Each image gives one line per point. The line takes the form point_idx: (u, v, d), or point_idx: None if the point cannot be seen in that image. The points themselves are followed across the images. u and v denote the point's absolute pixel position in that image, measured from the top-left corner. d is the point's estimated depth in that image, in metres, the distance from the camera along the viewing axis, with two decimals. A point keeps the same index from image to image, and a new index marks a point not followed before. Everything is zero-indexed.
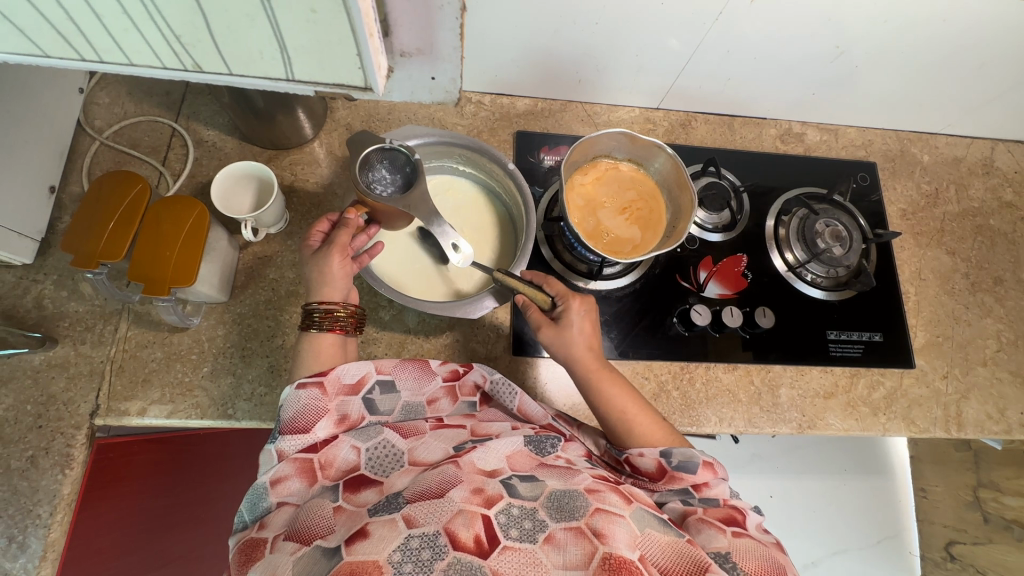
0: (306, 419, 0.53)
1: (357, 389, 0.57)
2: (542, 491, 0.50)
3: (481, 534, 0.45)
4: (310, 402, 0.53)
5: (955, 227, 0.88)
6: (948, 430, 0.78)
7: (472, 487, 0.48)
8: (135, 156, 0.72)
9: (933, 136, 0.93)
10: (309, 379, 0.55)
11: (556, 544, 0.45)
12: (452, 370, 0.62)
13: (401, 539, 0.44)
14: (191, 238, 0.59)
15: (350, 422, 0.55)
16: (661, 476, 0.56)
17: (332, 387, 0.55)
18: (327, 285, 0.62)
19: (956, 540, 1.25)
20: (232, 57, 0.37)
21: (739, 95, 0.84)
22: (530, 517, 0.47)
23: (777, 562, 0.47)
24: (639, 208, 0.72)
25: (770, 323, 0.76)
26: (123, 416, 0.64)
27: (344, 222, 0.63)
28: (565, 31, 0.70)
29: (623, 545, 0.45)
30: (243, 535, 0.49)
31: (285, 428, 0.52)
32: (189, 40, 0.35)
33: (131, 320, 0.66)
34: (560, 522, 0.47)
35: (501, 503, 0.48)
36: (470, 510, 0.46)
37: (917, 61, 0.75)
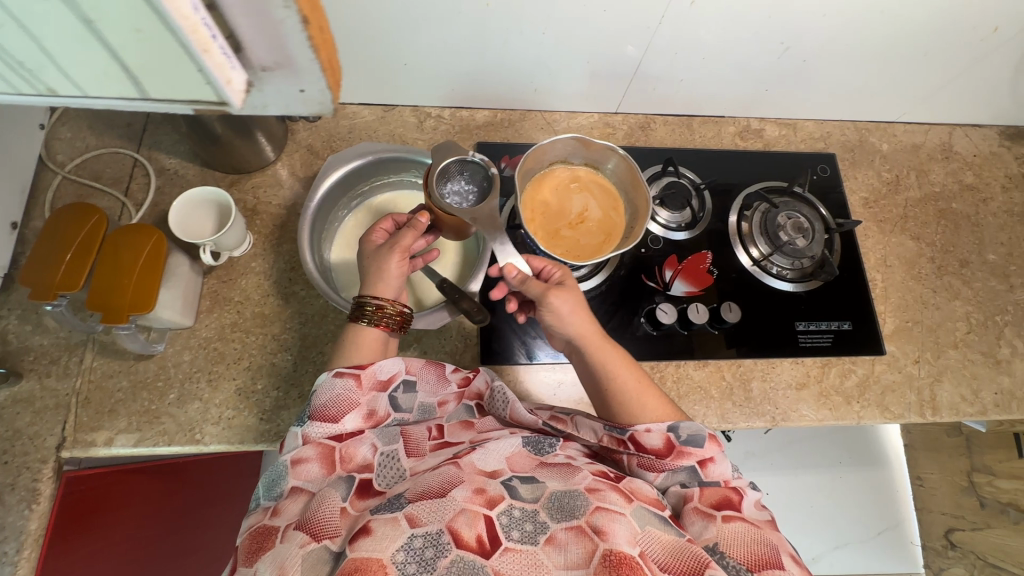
0: (337, 409, 0.53)
1: (386, 386, 0.57)
2: (542, 492, 0.51)
3: (483, 534, 0.47)
4: (344, 393, 0.53)
5: (918, 212, 0.89)
6: (923, 415, 0.78)
7: (474, 487, 0.50)
8: (97, 188, 0.73)
9: (891, 126, 0.94)
10: (347, 370, 0.55)
11: (557, 545, 0.47)
12: (464, 376, 0.63)
13: (404, 538, 0.45)
14: (149, 264, 0.60)
15: (377, 418, 0.55)
16: (670, 453, 0.53)
17: (366, 381, 0.55)
18: (380, 280, 0.61)
19: (956, 528, 1.29)
20: (91, 83, 0.31)
21: (693, 96, 0.85)
22: (531, 519, 0.49)
23: (768, 545, 0.46)
24: (564, 208, 0.72)
25: (736, 317, 0.76)
26: (90, 447, 0.63)
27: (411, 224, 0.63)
28: (514, 42, 0.72)
29: (623, 541, 0.45)
30: (252, 521, 0.49)
31: (314, 413, 0.52)
32: (34, 65, 0.30)
33: (96, 350, 0.67)
34: (561, 522, 0.48)
35: (503, 504, 0.49)
36: (472, 510, 0.48)
37: (867, 48, 0.76)
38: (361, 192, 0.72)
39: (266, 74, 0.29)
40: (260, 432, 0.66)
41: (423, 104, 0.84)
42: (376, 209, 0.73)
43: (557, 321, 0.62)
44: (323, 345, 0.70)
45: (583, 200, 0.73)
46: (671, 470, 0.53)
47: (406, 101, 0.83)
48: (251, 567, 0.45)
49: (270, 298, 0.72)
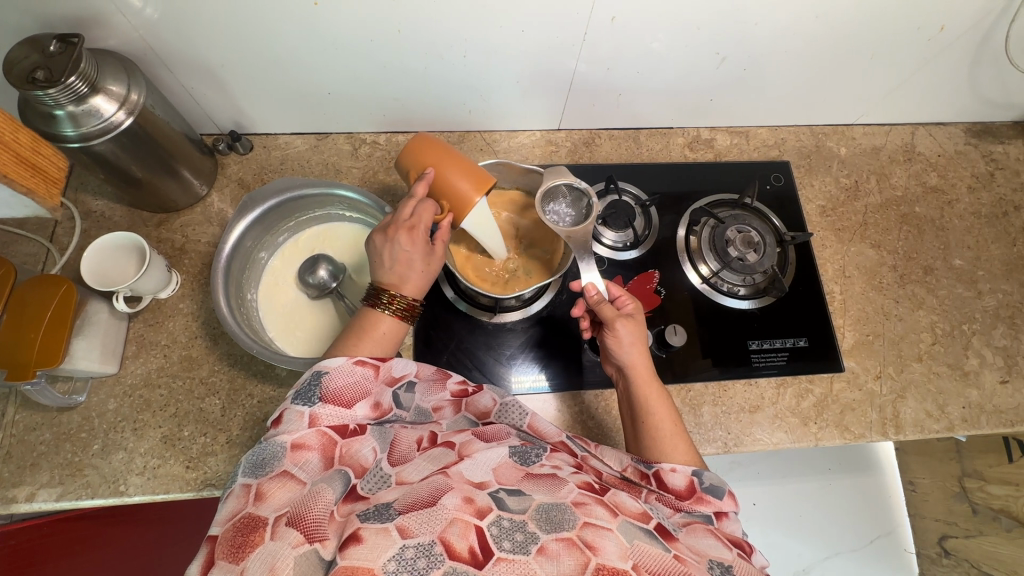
0: (351, 393, 0.52)
1: (395, 382, 0.57)
2: (530, 504, 0.46)
3: (475, 545, 0.41)
4: (362, 379, 0.53)
5: (878, 219, 0.85)
6: (885, 433, 0.74)
7: (463, 495, 0.45)
8: (20, 235, 0.71)
9: (850, 128, 0.91)
10: (368, 359, 0.55)
11: (549, 556, 0.41)
12: (464, 388, 0.61)
13: (395, 549, 0.40)
14: (57, 316, 0.58)
15: (381, 412, 0.55)
16: (689, 496, 0.55)
17: (382, 374, 0.56)
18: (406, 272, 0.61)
19: (950, 535, 1.23)
20: None
21: (636, 108, 0.82)
22: (521, 529, 0.43)
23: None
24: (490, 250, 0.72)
25: (682, 341, 0.72)
26: (11, 504, 0.62)
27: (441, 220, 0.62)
28: (438, 64, 0.70)
29: (615, 558, 0.42)
30: (234, 507, 0.45)
31: (326, 395, 0.51)
32: None
33: (18, 403, 0.65)
34: (551, 533, 0.43)
35: (492, 515, 0.44)
36: (462, 520, 0.43)
37: (808, 52, 0.73)
38: (288, 228, 0.71)
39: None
40: (186, 481, 0.64)
41: (358, 130, 0.82)
42: (304, 245, 0.72)
43: (617, 346, 0.64)
44: (252, 387, 0.69)
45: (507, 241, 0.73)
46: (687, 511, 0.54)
47: (339, 128, 0.81)
48: (237, 565, 0.40)
49: (198, 340, 0.70)
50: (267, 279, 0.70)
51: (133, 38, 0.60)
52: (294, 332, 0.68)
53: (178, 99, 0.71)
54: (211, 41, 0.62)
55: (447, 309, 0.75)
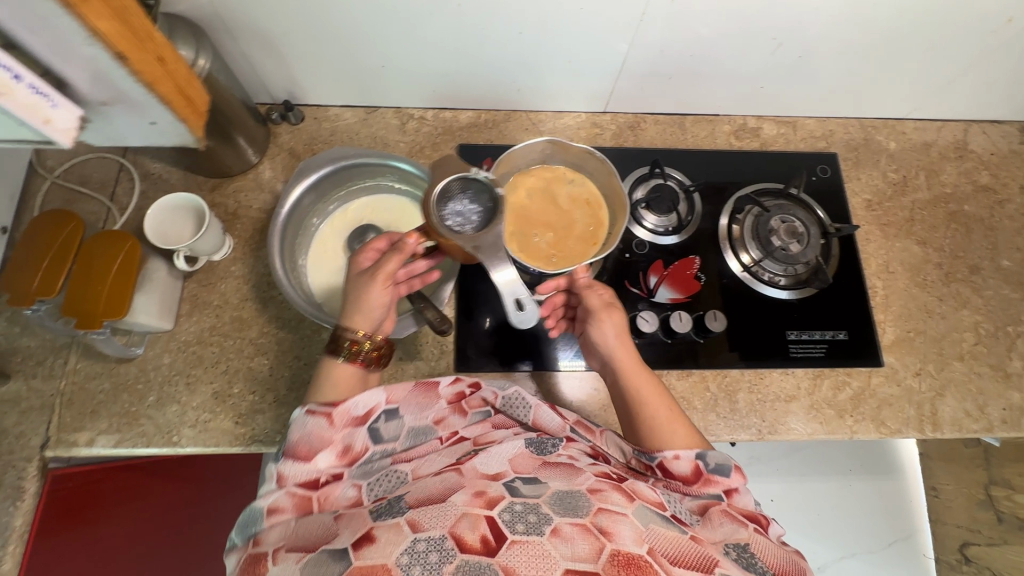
0: (308, 447, 0.52)
1: (364, 419, 0.56)
2: (545, 490, 0.48)
3: (487, 533, 0.43)
4: (316, 431, 0.53)
5: (926, 215, 0.84)
6: (922, 431, 0.74)
7: (474, 490, 0.47)
8: (83, 193, 0.74)
9: (900, 122, 0.89)
10: (319, 406, 0.54)
11: (563, 539, 0.43)
12: (458, 392, 0.62)
13: (408, 542, 0.42)
14: (123, 270, 0.61)
15: (353, 454, 0.54)
16: (696, 480, 0.54)
17: (341, 419, 0.54)
18: (362, 310, 0.59)
19: (971, 542, 1.19)
20: None
21: (685, 93, 0.82)
22: (534, 511, 0.45)
23: (794, 565, 0.48)
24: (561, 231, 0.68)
25: (721, 327, 0.72)
26: (72, 447, 0.65)
27: (400, 248, 0.60)
28: (492, 42, 0.70)
29: (629, 541, 0.43)
30: (238, 560, 0.47)
31: (287, 452, 0.52)
32: None
33: (79, 353, 0.68)
34: (565, 517, 0.45)
35: (503, 502, 0.46)
36: (473, 513, 0.45)
37: (865, 41, 0.71)
38: (338, 197, 0.73)
39: (104, 107, 0.41)
40: (235, 436, 0.67)
41: (406, 106, 0.83)
42: (353, 214, 0.73)
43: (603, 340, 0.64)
44: (298, 350, 0.71)
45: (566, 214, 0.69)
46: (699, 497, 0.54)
47: (387, 102, 0.82)
48: None
49: (248, 302, 0.72)
50: (315, 246, 0.71)
51: (201, 4, 0.62)
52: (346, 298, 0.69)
53: (237, 66, 0.73)
54: (275, 11, 0.63)
55: (487, 284, 0.76)
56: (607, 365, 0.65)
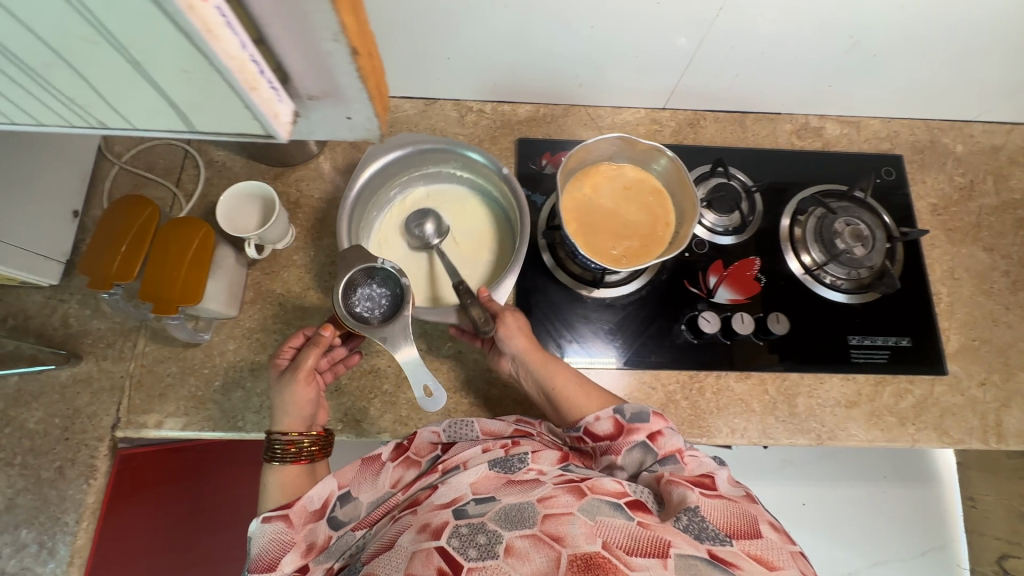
0: (272, 554, 0.53)
1: (322, 512, 0.57)
2: (491, 507, 0.49)
3: (442, 564, 0.43)
4: (275, 536, 0.54)
5: (993, 221, 0.82)
6: (986, 441, 0.72)
7: (420, 527, 0.49)
8: (150, 179, 0.75)
9: (968, 125, 0.87)
10: (273, 513, 0.56)
11: (518, 556, 0.43)
12: (395, 446, 0.63)
13: None
14: (198, 258, 0.61)
15: (317, 546, 0.55)
16: (620, 434, 0.58)
17: (297, 518, 0.56)
18: (289, 413, 0.62)
19: (1010, 554, 1.16)
20: (136, 116, 0.32)
21: (749, 91, 0.80)
22: (481, 531, 0.46)
23: (743, 515, 0.47)
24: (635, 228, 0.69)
25: (783, 330, 0.72)
26: (141, 429, 0.67)
27: (315, 341, 0.62)
28: (561, 36, 0.69)
29: (583, 541, 0.43)
30: None
31: (252, 568, 0.53)
32: (84, 102, 0.32)
33: (148, 336, 0.70)
34: (514, 531, 0.45)
35: (449, 528, 0.47)
36: (423, 550, 0.45)
37: (945, 43, 0.69)
38: (401, 182, 0.73)
39: (311, 102, 0.31)
40: None
41: (465, 98, 0.83)
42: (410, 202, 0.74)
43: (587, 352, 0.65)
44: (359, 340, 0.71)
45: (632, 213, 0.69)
46: (626, 449, 0.57)
47: (447, 95, 0.82)
48: None
49: (309, 291, 0.73)
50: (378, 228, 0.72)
51: None
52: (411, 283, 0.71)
53: None
54: None
55: (546, 279, 0.75)
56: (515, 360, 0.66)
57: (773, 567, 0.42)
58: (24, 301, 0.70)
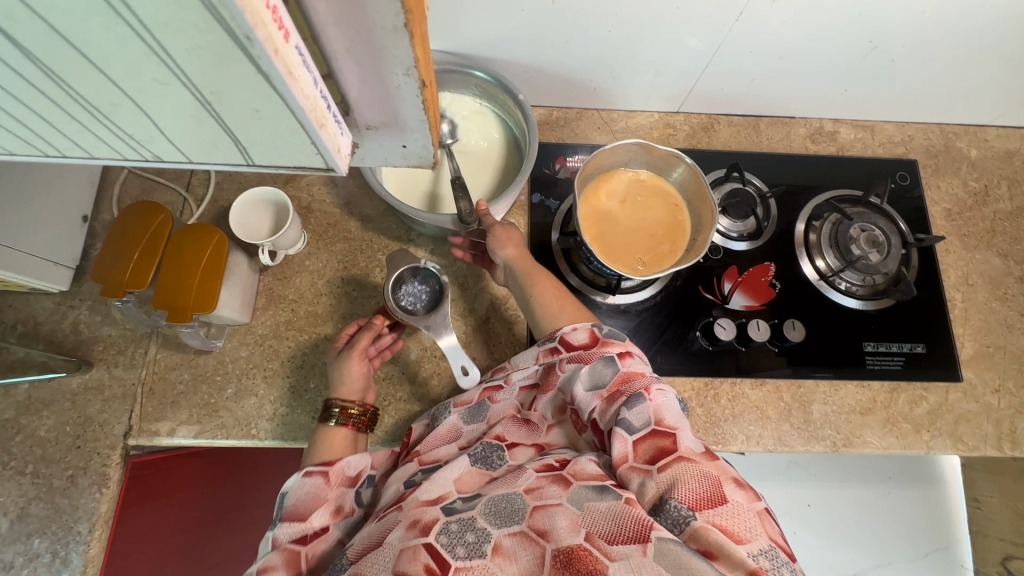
0: (304, 507, 0.52)
1: (354, 482, 0.57)
2: (478, 502, 0.49)
3: (430, 563, 0.43)
4: (312, 489, 0.53)
5: (1008, 227, 0.81)
6: (1000, 448, 0.72)
7: (409, 523, 0.47)
8: (160, 183, 0.74)
9: (982, 129, 0.86)
10: (314, 468, 0.55)
11: (506, 556, 0.44)
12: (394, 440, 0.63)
13: None
14: (212, 265, 0.61)
15: (343, 512, 0.54)
16: (594, 343, 0.57)
17: (336, 477, 0.55)
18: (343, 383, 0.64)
19: (1015, 555, 1.16)
20: (194, 151, 0.30)
21: (764, 95, 0.80)
22: (471, 529, 0.46)
23: (707, 478, 0.43)
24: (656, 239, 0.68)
25: (799, 336, 0.72)
26: (154, 437, 0.66)
27: (369, 326, 0.66)
28: (578, 40, 0.68)
29: (566, 534, 0.43)
30: None
31: (283, 515, 0.51)
32: (143, 137, 0.29)
33: (159, 343, 0.69)
34: (502, 528, 0.45)
35: (438, 525, 0.46)
36: (410, 547, 0.45)
37: (964, 49, 0.69)
38: None
39: (370, 132, 0.31)
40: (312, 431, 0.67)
41: None
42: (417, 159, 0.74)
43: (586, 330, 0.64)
44: None
45: (645, 222, 0.69)
46: (593, 360, 0.55)
47: None
48: None
49: (322, 297, 0.72)
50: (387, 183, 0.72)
51: None
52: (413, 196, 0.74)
53: None
54: None
55: (560, 285, 0.75)
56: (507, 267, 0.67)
57: (739, 540, 0.40)
58: (33, 307, 0.69)
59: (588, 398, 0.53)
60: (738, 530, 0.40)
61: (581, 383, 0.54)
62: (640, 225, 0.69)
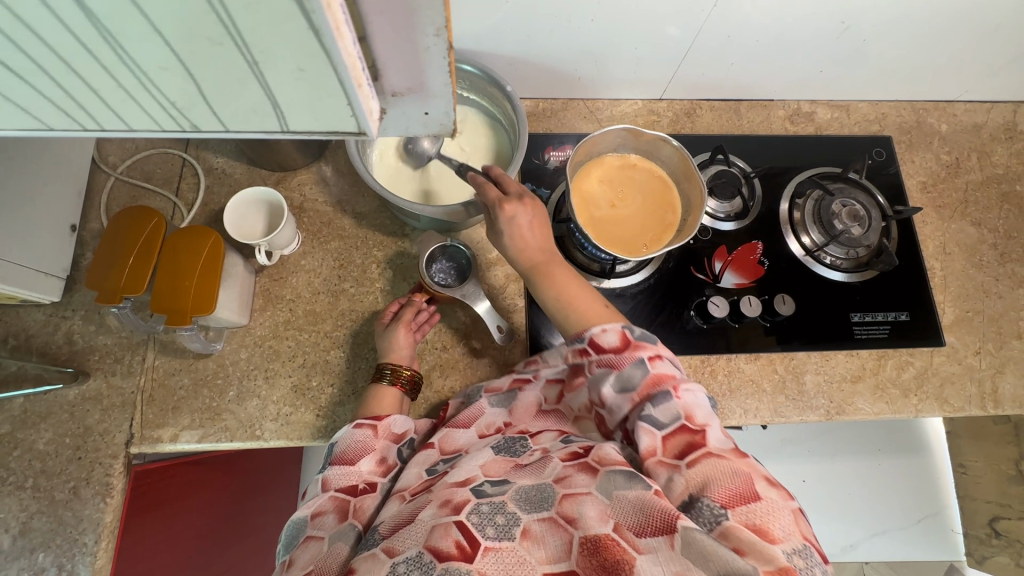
0: (353, 455, 0.56)
1: (400, 439, 0.60)
2: (509, 488, 0.50)
3: (462, 540, 0.44)
4: (361, 439, 0.57)
5: (979, 196, 0.85)
6: (984, 407, 0.75)
7: (440, 501, 0.48)
8: (149, 189, 0.74)
9: (951, 104, 0.90)
10: (365, 420, 0.59)
11: (535, 539, 0.45)
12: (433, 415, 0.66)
13: (386, 569, 0.43)
14: (209, 266, 0.61)
15: (387, 466, 0.58)
16: (626, 348, 0.54)
17: (382, 431, 0.59)
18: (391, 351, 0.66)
19: (999, 516, 1.18)
20: (234, 118, 0.30)
21: (743, 79, 0.82)
22: (501, 512, 0.47)
23: (739, 479, 0.43)
24: (653, 220, 0.70)
25: (790, 310, 0.74)
26: (157, 443, 0.66)
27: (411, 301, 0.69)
28: (562, 31, 0.69)
29: (595, 522, 0.44)
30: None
31: (334, 460, 0.56)
32: (184, 105, 0.29)
33: (157, 349, 0.68)
34: (532, 514, 0.46)
35: (469, 506, 0.47)
36: (442, 523, 0.46)
37: (931, 27, 0.71)
38: None
39: (394, 99, 0.30)
40: (317, 428, 0.67)
41: None
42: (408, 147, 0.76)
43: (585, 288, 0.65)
44: (373, 341, 0.71)
45: (640, 205, 0.70)
46: (625, 364, 0.53)
47: None
48: None
49: (320, 296, 0.72)
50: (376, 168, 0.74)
51: None
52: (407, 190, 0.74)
53: None
54: None
55: None
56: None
57: (772, 538, 0.40)
58: (24, 320, 0.68)
59: (618, 401, 0.53)
60: (770, 529, 0.41)
61: (610, 384, 0.53)
62: (645, 209, 0.70)
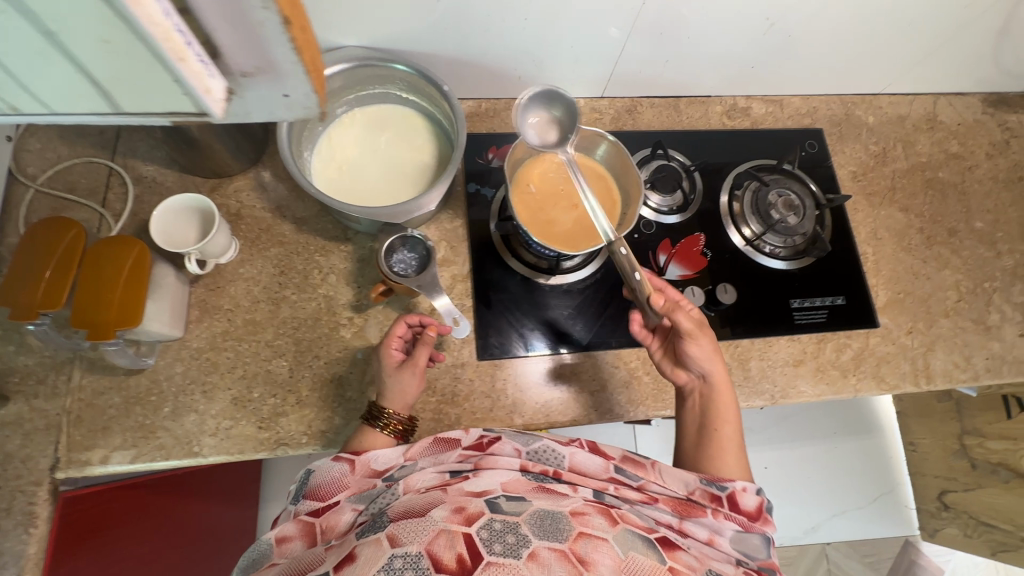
0: (325, 488, 0.56)
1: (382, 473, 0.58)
2: (526, 508, 0.48)
3: (463, 552, 0.42)
4: (336, 475, 0.56)
5: (905, 184, 0.89)
6: (917, 384, 0.79)
7: (453, 507, 0.47)
8: (72, 200, 0.70)
9: (877, 97, 0.94)
10: (343, 454, 0.58)
11: (540, 564, 0.42)
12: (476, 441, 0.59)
13: (384, 559, 0.42)
14: (134, 276, 0.58)
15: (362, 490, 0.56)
16: (758, 518, 0.59)
17: (360, 467, 0.57)
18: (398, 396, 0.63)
19: (949, 489, 1.21)
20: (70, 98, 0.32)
21: (680, 75, 0.84)
22: (512, 530, 0.44)
23: None
24: (602, 209, 0.71)
25: (731, 298, 0.78)
26: (86, 467, 0.62)
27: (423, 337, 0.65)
28: (496, 30, 0.70)
29: (608, 570, 0.43)
30: None
31: (307, 492, 0.56)
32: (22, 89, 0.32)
33: (84, 368, 0.65)
34: (544, 539, 0.44)
35: (482, 519, 0.45)
36: (451, 530, 0.44)
37: (849, 22, 0.75)
38: (347, 100, 0.76)
39: (246, 80, 0.31)
40: (259, 442, 0.65)
41: None
42: (387, 113, 0.77)
43: (698, 357, 0.65)
44: (317, 349, 0.69)
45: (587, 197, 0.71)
46: (754, 531, 0.58)
47: None
48: None
49: (261, 304, 0.70)
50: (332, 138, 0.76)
51: None
52: (348, 190, 0.73)
53: None
54: None
55: (501, 270, 0.76)
56: (703, 378, 0.67)
57: None
58: None
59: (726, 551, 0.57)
60: None
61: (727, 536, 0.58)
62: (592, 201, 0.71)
